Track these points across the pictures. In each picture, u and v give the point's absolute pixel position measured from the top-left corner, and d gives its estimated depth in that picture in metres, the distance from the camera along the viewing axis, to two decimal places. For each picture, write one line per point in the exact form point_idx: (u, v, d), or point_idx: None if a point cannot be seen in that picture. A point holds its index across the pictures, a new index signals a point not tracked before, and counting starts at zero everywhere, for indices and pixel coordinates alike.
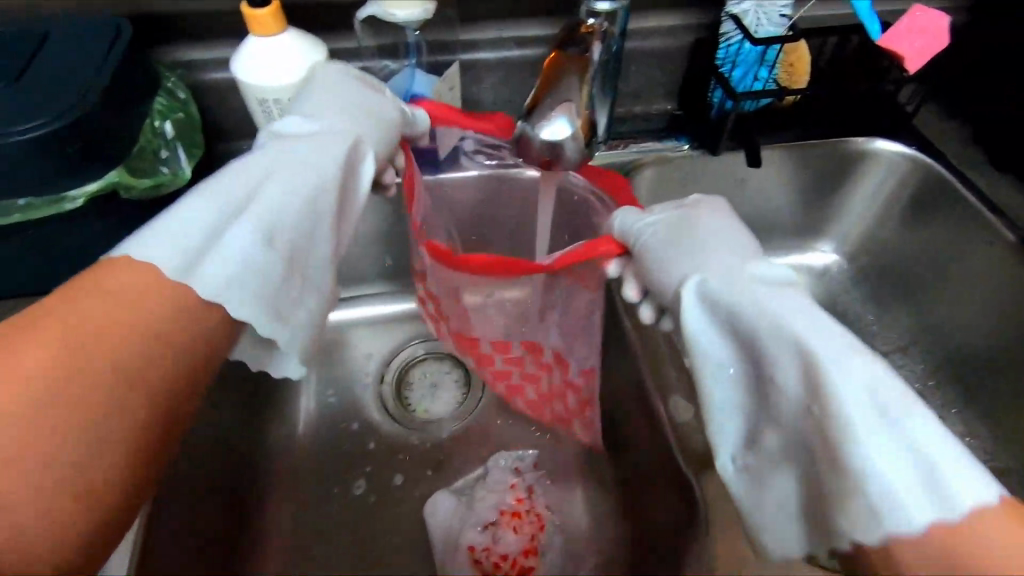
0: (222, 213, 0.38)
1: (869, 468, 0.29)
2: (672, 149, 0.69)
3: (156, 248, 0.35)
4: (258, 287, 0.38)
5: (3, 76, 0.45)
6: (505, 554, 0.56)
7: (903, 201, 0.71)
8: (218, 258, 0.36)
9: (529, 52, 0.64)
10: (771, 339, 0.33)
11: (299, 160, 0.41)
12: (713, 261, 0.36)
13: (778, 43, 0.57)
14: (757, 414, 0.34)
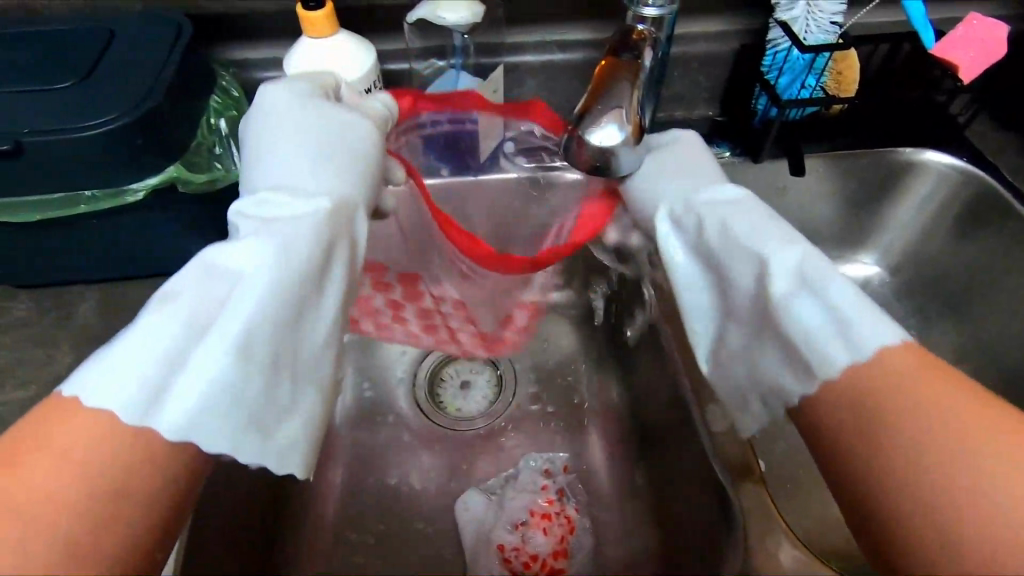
0: (184, 336, 0.32)
1: (797, 326, 0.36)
2: (715, 155, 0.68)
3: (107, 391, 0.29)
4: (236, 410, 0.32)
5: (74, 72, 0.47)
6: (536, 554, 0.55)
7: (952, 214, 0.69)
8: (187, 386, 0.31)
9: (573, 56, 0.64)
10: (720, 244, 0.41)
11: (274, 247, 0.35)
12: (672, 187, 0.45)
13: (827, 51, 0.56)
14: (722, 316, 0.43)
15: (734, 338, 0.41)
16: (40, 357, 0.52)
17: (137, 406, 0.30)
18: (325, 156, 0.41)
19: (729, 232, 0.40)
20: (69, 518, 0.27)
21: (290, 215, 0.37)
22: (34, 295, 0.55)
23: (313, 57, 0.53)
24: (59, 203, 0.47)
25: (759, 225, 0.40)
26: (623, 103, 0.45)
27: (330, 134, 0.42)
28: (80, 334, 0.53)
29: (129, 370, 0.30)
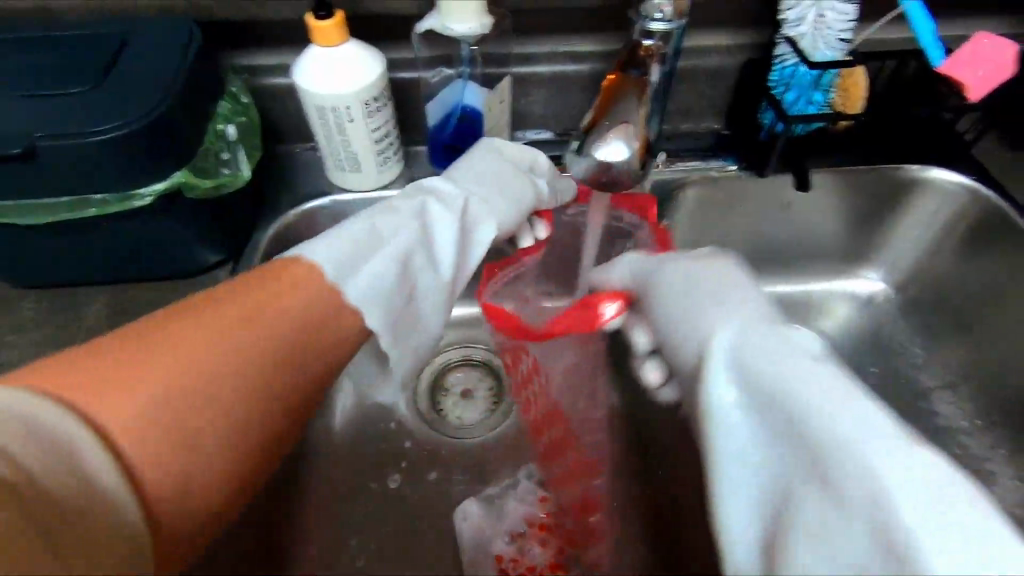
0: (386, 244, 0.50)
1: (913, 539, 0.28)
2: (720, 169, 0.68)
3: (319, 250, 0.46)
4: (383, 306, 0.48)
5: (86, 77, 0.48)
6: (532, 566, 0.57)
7: (958, 232, 0.69)
8: (371, 274, 0.47)
9: (581, 67, 0.64)
10: (804, 411, 0.34)
11: (439, 218, 0.53)
12: (729, 315, 0.40)
13: (835, 68, 0.56)
14: (792, 500, 0.33)
15: (793, 536, 0.32)
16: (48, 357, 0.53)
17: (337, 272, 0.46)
18: (489, 179, 0.56)
19: (817, 423, 0.33)
20: (224, 370, 0.37)
21: (445, 202, 0.54)
22: (44, 294, 0.56)
23: (323, 65, 0.54)
24: (66, 207, 0.47)
25: (853, 423, 0.32)
26: (630, 117, 0.49)
27: (491, 173, 0.57)
28: (86, 336, 0.54)
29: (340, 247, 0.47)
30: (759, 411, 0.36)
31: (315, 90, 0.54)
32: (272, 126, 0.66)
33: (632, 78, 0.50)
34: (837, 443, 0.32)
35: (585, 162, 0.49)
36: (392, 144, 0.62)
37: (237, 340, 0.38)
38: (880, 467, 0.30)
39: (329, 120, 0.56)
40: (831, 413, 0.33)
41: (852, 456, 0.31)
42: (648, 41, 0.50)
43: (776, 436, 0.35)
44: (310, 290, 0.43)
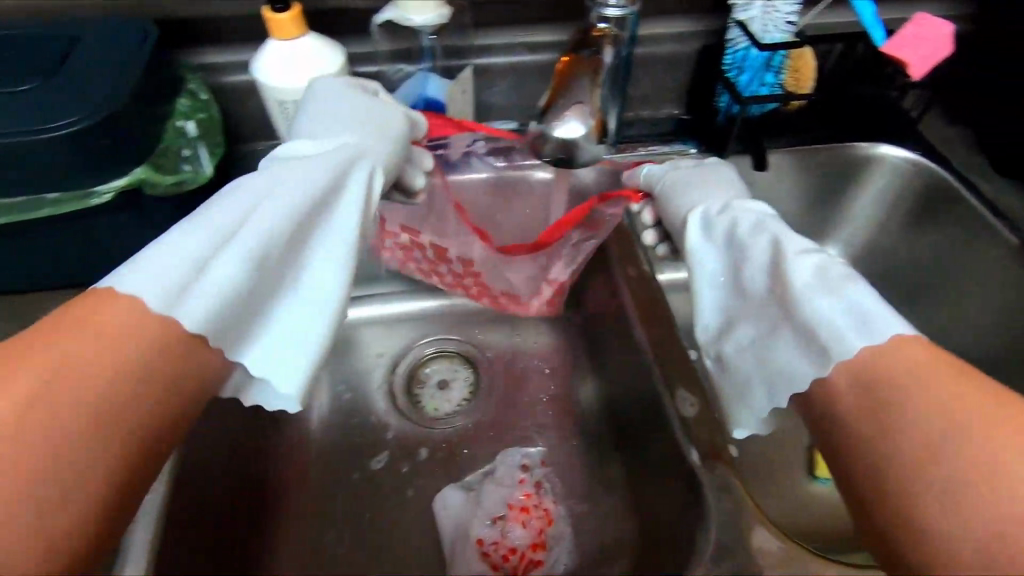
0: (214, 240, 0.36)
1: (817, 317, 0.36)
2: (680, 152, 0.70)
3: (140, 277, 0.33)
4: (244, 300, 0.36)
5: (36, 75, 0.47)
6: (514, 547, 0.56)
7: (908, 205, 0.72)
8: (211, 282, 0.34)
9: (539, 57, 0.65)
10: (733, 250, 0.45)
11: (304, 168, 0.41)
12: (707, 196, 0.50)
13: (784, 49, 0.58)
14: (737, 304, 0.45)
15: (748, 326, 0.43)
16: None
17: (163, 297, 0.32)
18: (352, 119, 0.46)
19: (750, 249, 0.43)
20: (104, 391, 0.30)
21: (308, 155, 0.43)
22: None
23: (282, 58, 0.54)
24: (17, 206, 0.46)
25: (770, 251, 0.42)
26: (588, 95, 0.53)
27: (364, 118, 0.47)
28: None
29: (179, 252, 0.35)
30: (725, 249, 0.46)
31: (274, 84, 0.54)
32: (233, 125, 0.65)
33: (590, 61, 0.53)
34: (756, 252, 0.43)
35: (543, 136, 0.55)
36: None
37: (84, 373, 0.30)
38: (807, 297, 0.37)
39: (290, 113, 0.56)
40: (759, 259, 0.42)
41: (770, 270, 0.41)
42: (603, 24, 0.52)
43: (723, 262, 0.46)
44: (148, 309, 0.32)
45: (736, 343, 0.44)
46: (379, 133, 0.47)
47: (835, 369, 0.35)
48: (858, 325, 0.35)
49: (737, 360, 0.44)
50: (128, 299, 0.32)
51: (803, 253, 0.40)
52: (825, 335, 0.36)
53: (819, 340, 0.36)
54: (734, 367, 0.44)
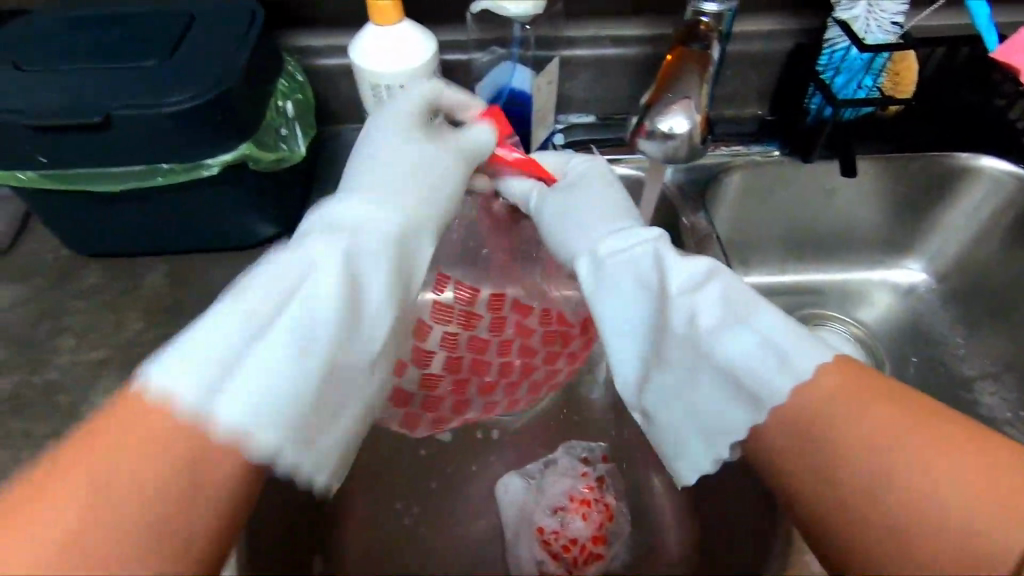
0: (253, 334, 0.33)
1: (733, 358, 0.37)
2: (762, 154, 0.68)
3: (185, 370, 0.30)
4: (291, 417, 0.33)
5: (158, 52, 0.50)
6: (575, 539, 0.56)
7: (1006, 222, 0.68)
8: (251, 387, 0.31)
9: (626, 51, 0.65)
10: (633, 289, 0.41)
11: (353, 246, 0.37)
12: (585, 216, 0.46)
13: (888, 51, 0.56)
14: (647, 345, 0.41)
15: (664, 368, 0.41)
16: (112, 323, 0.54)
17: (204, 396, 0.30)
18: (421, 173, 0.43)
19: (633, 297, 0.41)
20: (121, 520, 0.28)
21: (366, 217, 0.39)
22: (109, 263, 0.58)
23: (379, 43, 0.55)
24: (136, 175, 0.49)
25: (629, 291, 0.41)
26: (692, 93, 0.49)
27: (431, 169, 0.44)
28: (148, 303, 0.55)
29: (215, 358, 0.31)
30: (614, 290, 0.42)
31: (368, 67, 0.56)
32: (323, 107, 0.68)
33: (691, 56, 0.49)
34: (663, 304, 0.40)
35: (645, 126, 0.49)
36: None
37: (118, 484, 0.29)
38: (715, 347, 0.37)
39: (383, 98, 0.58)
40: (625, 306, 0.41)
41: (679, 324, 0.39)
42: (703, 19, 0.48)
43: (633, 300, 0.42)
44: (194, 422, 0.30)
45: (658, 386, 0.41)
46: (427, 190, 0.43)
47: (719, 349, 0.37)
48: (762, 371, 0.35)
49: (664, 403, 0.41)
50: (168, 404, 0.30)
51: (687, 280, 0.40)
52: (715, 318, 0.38)
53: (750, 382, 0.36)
54: (663, 404, 0.41)
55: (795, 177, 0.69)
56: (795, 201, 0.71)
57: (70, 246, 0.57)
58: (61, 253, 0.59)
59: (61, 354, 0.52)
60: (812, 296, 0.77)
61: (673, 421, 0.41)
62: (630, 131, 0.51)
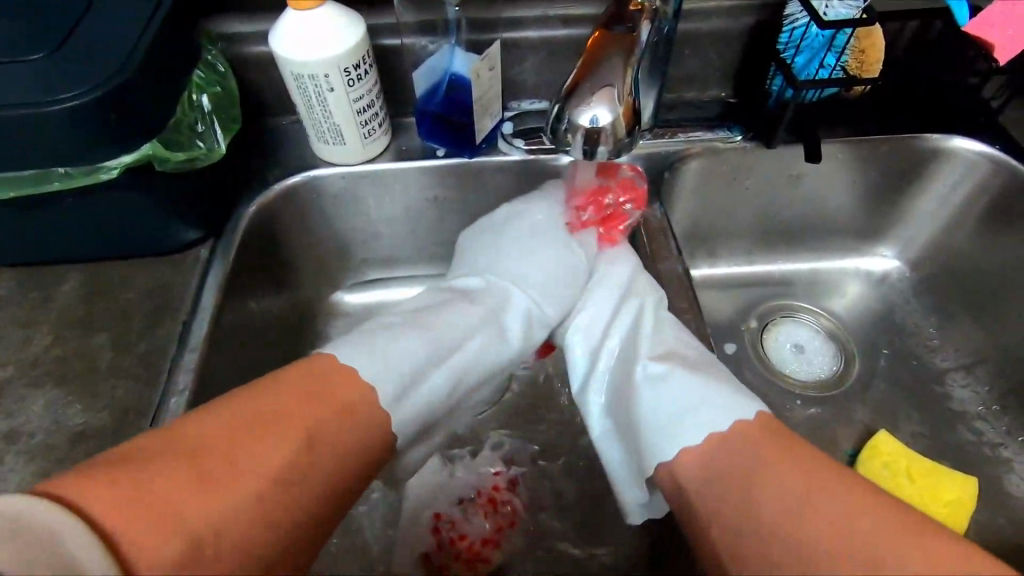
0: (428, 362, 0.48)
1: (708, 379, 0.46)
2: (724, 139, 0.64)
3: (370, 372, 0.44)
4: (426, 417, 0.48)
5: (47, 43, 0.45)
6: (464, 535, 0.56)
7: (980, 206, 0.65)
8: (415, 399, 0.47)
9: (576, 32, 0.61)
10: (637, 306, 0.54)
11: (489, 316, 0.54)
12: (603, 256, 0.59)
13: (849, 26, 0.52)
14: (638, 345, 0.53)
15: (647, 368, 0.50)
16: (19, 337, 0.50)
17: (387, 401, 0.44)
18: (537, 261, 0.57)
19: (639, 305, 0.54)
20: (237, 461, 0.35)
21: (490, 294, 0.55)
22: (18, 272, 0.54)
23: (296, 29, 0.51)
24: (31, 180, 0.46)
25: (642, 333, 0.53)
26: (614, 80, 0.41)
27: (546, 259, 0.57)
28: (60, 315, 0.52)
29: (384, 377, 0.45)
30: (625, 293, 0.55)
31: (287, 56, 0.52)
32: (256, 98, 0.64)
33: (614, 38, 0.42)
34: (662, 319, 0.53)
35: (562, 125, 0.41)
36: (377, 114, 0.59)
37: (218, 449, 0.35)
38: (693, 353, 0.50)
39: (308, 89, 0.54)
40: (633, 332, 0.53)
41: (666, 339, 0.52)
42: None
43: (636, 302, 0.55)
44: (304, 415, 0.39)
45: (640, 395, 0.49)
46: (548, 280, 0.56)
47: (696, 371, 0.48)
48: (698, 408, 0.44)
49: (635, 409, 0.49)
50: (369, 393, 0.43)
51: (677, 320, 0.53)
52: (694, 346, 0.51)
53: (724, 401, 0.44)
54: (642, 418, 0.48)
55: (758, 164, 0.65)
56: (758, 188, 0.68)
57: None
58: None
59: None
60: (781, 287, 0.74)
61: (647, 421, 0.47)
62: (546, 128, 0.43)
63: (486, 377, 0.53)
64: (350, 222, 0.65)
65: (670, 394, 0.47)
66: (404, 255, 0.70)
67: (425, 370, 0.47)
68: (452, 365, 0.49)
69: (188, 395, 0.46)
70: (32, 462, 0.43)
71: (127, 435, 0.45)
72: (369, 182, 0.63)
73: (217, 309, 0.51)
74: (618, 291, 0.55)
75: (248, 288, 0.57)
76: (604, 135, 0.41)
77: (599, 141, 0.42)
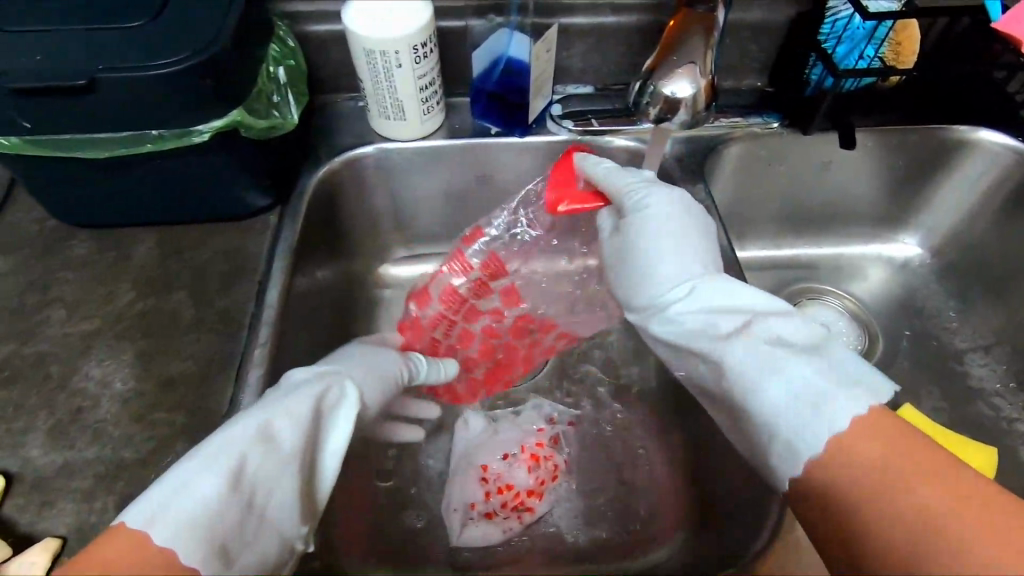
0: (204, 470, 0.37)
1: (815, 371, 0.42)
2: (762, 125, 0.67)
3: (148, 515, 0.35)
4: (202, 530, 0.35)
5: (145, 12, 0.48)
6: (511, 485, 0.57)
7: (1001, 196, 0.68)
8: (166, 519, 0.35)
9: (626, 19, 0.63)
10: (713, 296, 0.49)
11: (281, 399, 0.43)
12: (658, 251, 0.53)
13: (890, 19, 0.55)
14: (724, 336, 0.47)
15: (743, 365, 0.45)
16: (101, 295, 0.53)
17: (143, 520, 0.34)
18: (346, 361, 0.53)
19: (716, 291, 0.49)
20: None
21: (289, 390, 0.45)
22: (96, 233, 0.57)
23: (372, 5, 0.54)
24: (124, 141, 0.48)
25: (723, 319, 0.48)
26: (695, 61, 0.52)
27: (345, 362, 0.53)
28: (139, 275, 0.54)
29: (152, 507, 0.35)
30: (699, 288, 0.50)
31: (361, 31, 0.54)
32: (315, 76, 0.66)
33: (696, 22, 0.51)
34: (745, 299, 0.48)
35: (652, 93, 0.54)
36: (436, 92, 0.62)
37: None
38: (782, 335, 0.45)
39: (377, 64, 0.56)
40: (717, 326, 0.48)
41: (748, 323, 0.46)
42: None
43: (710, 287, 0.49)
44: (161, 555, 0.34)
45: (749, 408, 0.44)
46: (369, 371, 0.53)
47: (800, 361, 0.43)
48: (831, 402, 0.41)
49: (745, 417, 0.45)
50: (129, 532, 0.34)
51: (762, 302, 0.47)
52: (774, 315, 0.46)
53: (841, 399, 0.41)
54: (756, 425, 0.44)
55: (793, 150, 0.68)
56: (791, 173, 0.71)
57: (59, 215, 0.55)
58: (48, 223, 0.57)
59: (50, 325, 0.51)
60: (805, 270, 0.78)
61: (764, 427, 0.43)
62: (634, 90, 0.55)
63: (275, 484, 0.39)
64: (402, 198, 0.68)
65: (781, 392, 0.43)
66: (450, 230, 0.73)
67: (189, 477, 0.37)
68: (233, 462, 0.38)
69: (268, 349, 0.49)
70: (127, 406, 0.46)
71: (214, 385, 0.47)
72: (425, 158, 0.66)
73: (288, 272, 0.54)
74: (683, 295, 0.50)
75: (312, 255, 0.60)
76: (685, 104, 0.54)
77: (682, 108, 0.54)
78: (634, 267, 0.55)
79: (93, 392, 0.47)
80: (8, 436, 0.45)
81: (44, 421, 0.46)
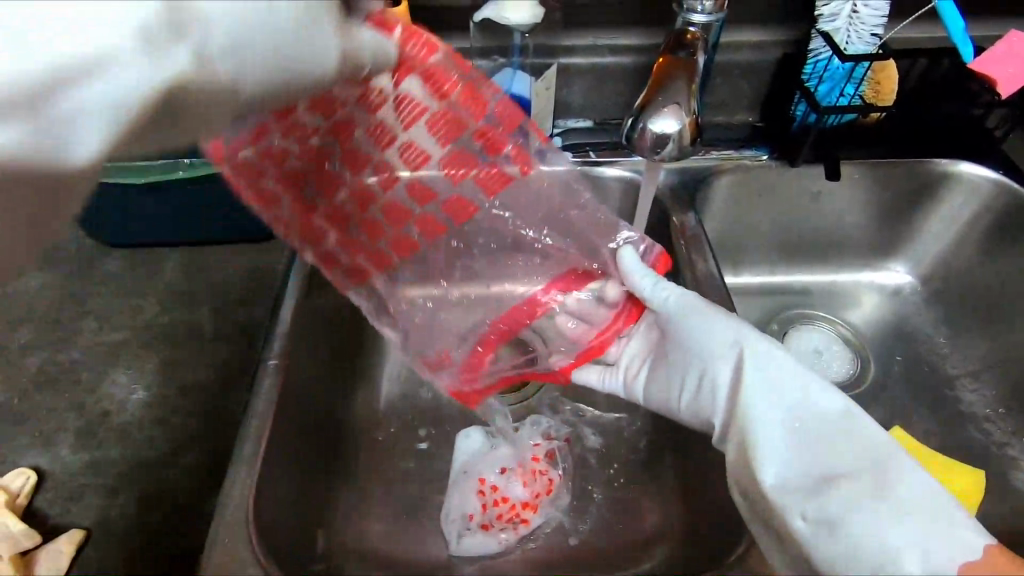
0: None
1: (919, 480, 0.41)
2: (752, 159, 0.71)
3: None
4: None
5: None
6: (508, 498, 0.60)
7: (984, 227, 0.71)
8: None
9: (623, 60, 0.68)
10: (795, 386, 0.46)
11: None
12: (723, 328, 0.51)
13: (867, 61, 0.59)
14: (814, 424, 0.44)
15: (840, 458, 0.43)
16: (130, 308, 0.57)
17: None
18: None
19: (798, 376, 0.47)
20: None
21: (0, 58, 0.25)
22: (128, 252, 0.62)
23: None
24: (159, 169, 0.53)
25: (830, 396, 0.45)
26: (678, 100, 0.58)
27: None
28: (166, 290, 0.58)
29: None
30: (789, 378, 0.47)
31: None
32: None
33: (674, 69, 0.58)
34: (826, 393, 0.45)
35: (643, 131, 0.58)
36: None
37: None
38: (875, 434, 0.43)
39: None
40: (797, 411, 0.45)
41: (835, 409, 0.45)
42: (692, 28, 0.58)
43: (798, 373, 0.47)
44: None
45: (849, 508, 0.40)
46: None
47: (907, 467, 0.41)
48: (951, 528, 0.39)
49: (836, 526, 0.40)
50: None
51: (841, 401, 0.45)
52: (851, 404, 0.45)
53: (959, 523, 0.39)
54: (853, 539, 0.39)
55: (781, 181, 0.72)
56: (781, 204, 0.74)
57: (95, 235, 0.60)
58: (85, 242, 0.62)
59: (83, 335, 0.55)
60: (799, 297, 0.80)
61: (866, 535, 0.39)
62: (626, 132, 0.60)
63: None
64: None
65: (892, 498, 0.40)
66: None
67: None
68: None
69: (281, 360, 0.53)
70: (152, 410, 0.50)
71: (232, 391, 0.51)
72: None
73: (302, 290, 0.58)
74: (748, 366, 0.48)
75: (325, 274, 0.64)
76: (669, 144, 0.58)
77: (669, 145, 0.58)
78: (709, 344, 0.51)
79: (120, 397, 0.51)
80: (43, 434, 0.49)
81: (75, 422, 0.50)
